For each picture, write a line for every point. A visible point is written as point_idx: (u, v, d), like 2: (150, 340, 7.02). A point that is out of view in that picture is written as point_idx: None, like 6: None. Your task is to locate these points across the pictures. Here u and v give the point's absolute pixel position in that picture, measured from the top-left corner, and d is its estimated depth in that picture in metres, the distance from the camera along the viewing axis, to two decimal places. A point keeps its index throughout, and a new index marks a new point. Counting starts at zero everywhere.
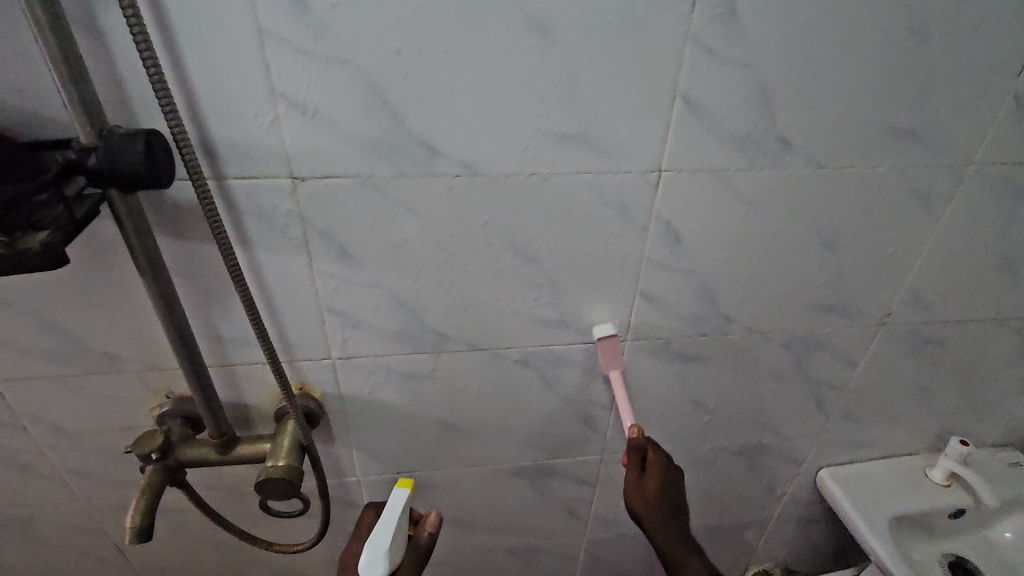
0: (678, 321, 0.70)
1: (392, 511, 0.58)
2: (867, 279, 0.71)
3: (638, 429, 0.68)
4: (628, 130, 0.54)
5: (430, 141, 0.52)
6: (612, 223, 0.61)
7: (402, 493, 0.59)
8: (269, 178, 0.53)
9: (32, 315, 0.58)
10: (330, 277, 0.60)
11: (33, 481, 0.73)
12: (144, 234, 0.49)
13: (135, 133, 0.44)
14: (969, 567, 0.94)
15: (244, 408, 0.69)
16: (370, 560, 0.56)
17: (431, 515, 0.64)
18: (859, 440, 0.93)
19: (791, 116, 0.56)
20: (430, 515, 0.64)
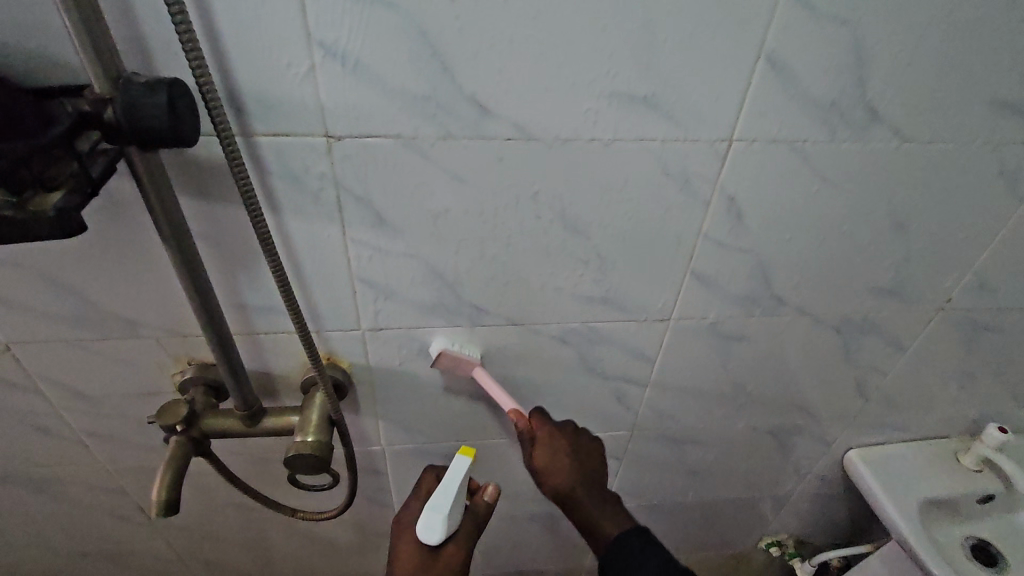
0: (727, 301, 0.66)
1: (453, 476, 0.58)
2: (932, 264, 0.66)
3: (514, 412, 0.64)
4: (703, 94, 0.49)
5: (482, 100, 0.47)
6: (672, 196, 0.55)
7: (464, 461, 0.59)
8: (301, 136, 0.47)
9: (45, 276, 0.54)
10: (364, 246, 0.56)
11: (51, 441, 0.71)
12: (166, 198, 0.44)
13: (157, 81, 0.38)
14: (991, 550, 0.94)
15: (270, 377, 0.66)
16: (429, 523, 0.57)
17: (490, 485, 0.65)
18: (894, 424, 0.91)
19: (884, 84, 0.50)
20: (488, 486, 0.64)
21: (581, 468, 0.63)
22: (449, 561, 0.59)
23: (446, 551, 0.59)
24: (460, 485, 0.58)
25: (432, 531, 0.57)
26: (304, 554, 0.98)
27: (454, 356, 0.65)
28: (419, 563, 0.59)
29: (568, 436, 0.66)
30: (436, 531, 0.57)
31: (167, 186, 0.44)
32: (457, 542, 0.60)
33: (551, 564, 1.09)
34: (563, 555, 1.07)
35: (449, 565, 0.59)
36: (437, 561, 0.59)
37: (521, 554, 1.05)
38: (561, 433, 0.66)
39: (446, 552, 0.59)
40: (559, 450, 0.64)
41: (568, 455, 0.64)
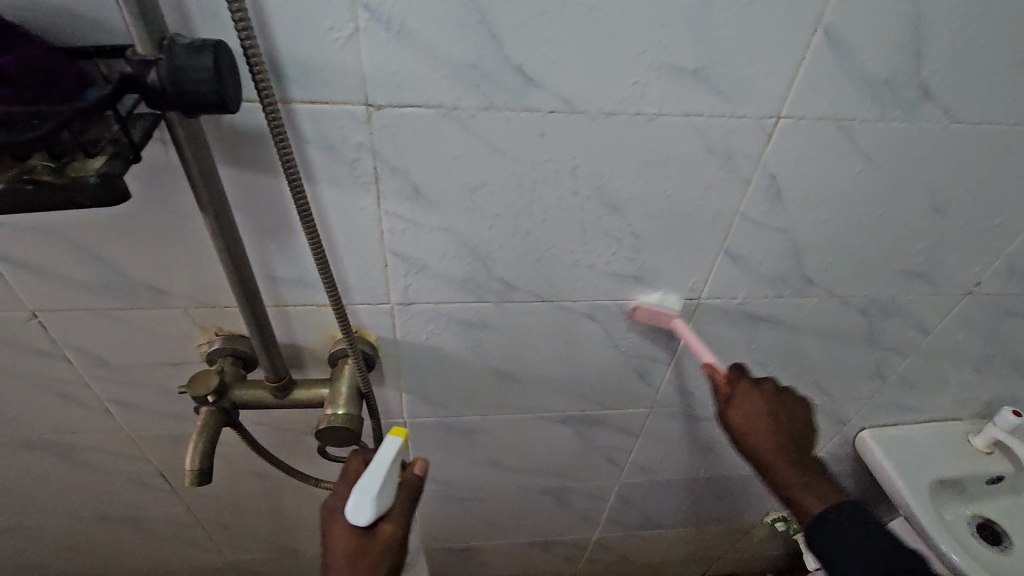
0: (759, 280, 0.66)
1: (385, 455, 0.52)
2: (966, 249, 0.66)
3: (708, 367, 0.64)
4: (755, 69, 0.47)
5: (529, 71, 0.46)
6: (714, 174, 0.54)
7: (397, 439, 0.53)
8: (340, 105, 0.46)
9: (74, 243, 0.53)
10: (397, 219, 0.55)
11: (76, 408, 0.71)
12: (206, 166, 0.43)
13: (201, 44, 0.37)
14: (996, 528, 0.97)
15: (296, 349, 0.66)
16: (358, 505, 0.50)
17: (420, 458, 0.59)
18: (909, 406, 0.91)
19: (941, 61, 0.49)
20: (418, 459, 0.59)
21: (789, 433, 0.62)
22: (386, 545, 0.53)
23: (380, 534, 0.52)
24: (392, 464, 0.52)
25: (361, 514, 0.50)
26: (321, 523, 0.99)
27: (652, 310, 0.66)
28: (352, 551, 0.52)
29: (766, 395, 0.63)
30: (365, 515, 0.50)
31: (207, 154, 0.43)
32: (392, 522, 0.54)
33: (562, 535, 1.11)
34: (573, 526, 1.09)
35: (387, 548, 0.52)
36: (371, 546, 0.52)
37: (533, 525, 1.07)
38: (760, 391, 0.64)
39: (382, 535, 0.53)
40: (761, 413, 0.62)
41: (766, 414, 0.62)
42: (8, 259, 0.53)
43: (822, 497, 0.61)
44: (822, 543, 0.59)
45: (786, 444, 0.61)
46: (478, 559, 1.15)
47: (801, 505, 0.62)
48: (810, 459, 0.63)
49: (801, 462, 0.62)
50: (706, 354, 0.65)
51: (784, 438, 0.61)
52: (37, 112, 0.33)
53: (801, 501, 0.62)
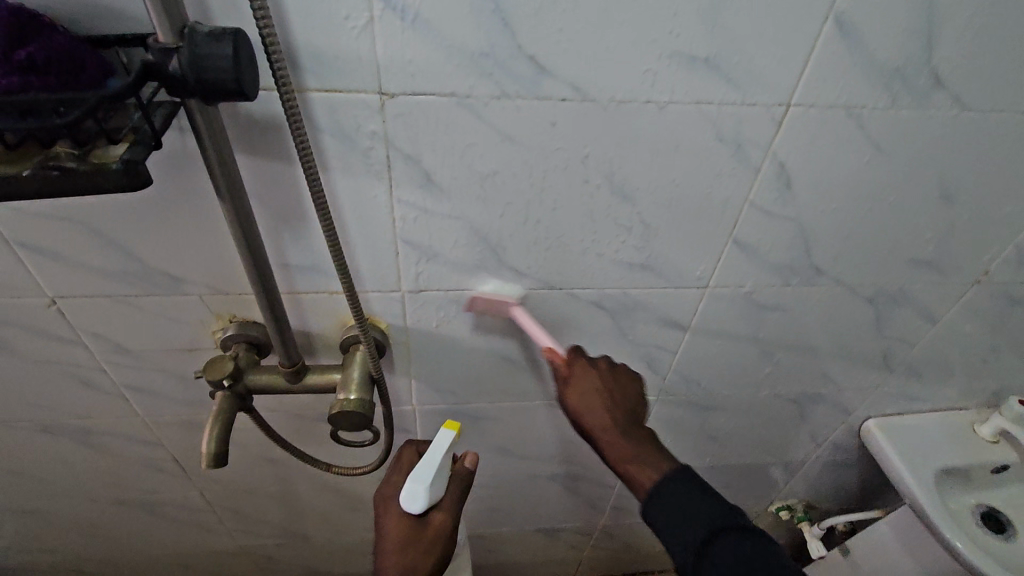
0: (766, 269, 0.66)
1: (438, 448, 0.59)
2: (974, 237, 0.66)
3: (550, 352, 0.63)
4: (766, 56, 0.47)
5: (540, 59, 0.46)
6: (723, 162, 0.55)
7: (448, 434, 0.59)
8: (354, 93, 0.47)
9: (93, 230, 0.54)
10: (409, 207, 0.55)
11: (93, 394, 0.72)
12: (223, 153, 0.44)
13: (221, 32, 0.37)
14: (1000, 517, 0.97)
15: (309, 336, 0.67)
16: (413, 493, 0.57)
17: (470, 453, 0.64)
18: (915, 395, 0.92)
19: (952, 49, 0.49)
20: (468, 453, 0.64)
21: (626, 410, 0.62)
22: (436, 532, 0.59)
23: (432, 521, 0.59)
24: (444, 458, 0.59)
25: (415, 501, 0.57)
26: (331, 508, 1.01)
27: (491, 300, 0.64)
28: (405, 536, 0.58)
29: (599, 371, 0.65)
30: (419, 502, 0.57)
31: (224, 142, 0.44)
32: (443, 511, 0.60)
33: (568, 522, 1.12)
34: (579, 514, 1.10)
35: (437, 534, 0.59)
36: (423, 533, 0.58)
37: (540, 512, 1.08)
38: (593, 368, 0.65)
39: (432, 523, 0.59)
40: (594, 390, 0.63)
41: (598, 387, 0.63)
42: (28, 246, 0.54)
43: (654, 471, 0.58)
44: (660, 509, 0.55)
45: (619, 415, 0.61)
46: (486, 545, 1.17)
47: (635, 481, 0.58)
48: (643, 431, 0.61)
49: (626, 433, 0.60)
50: (547, 340, 0.64)
51: (619, 412, 0.61)
52: (64, 99, 0.33)
53: (635, 474, 0.58)
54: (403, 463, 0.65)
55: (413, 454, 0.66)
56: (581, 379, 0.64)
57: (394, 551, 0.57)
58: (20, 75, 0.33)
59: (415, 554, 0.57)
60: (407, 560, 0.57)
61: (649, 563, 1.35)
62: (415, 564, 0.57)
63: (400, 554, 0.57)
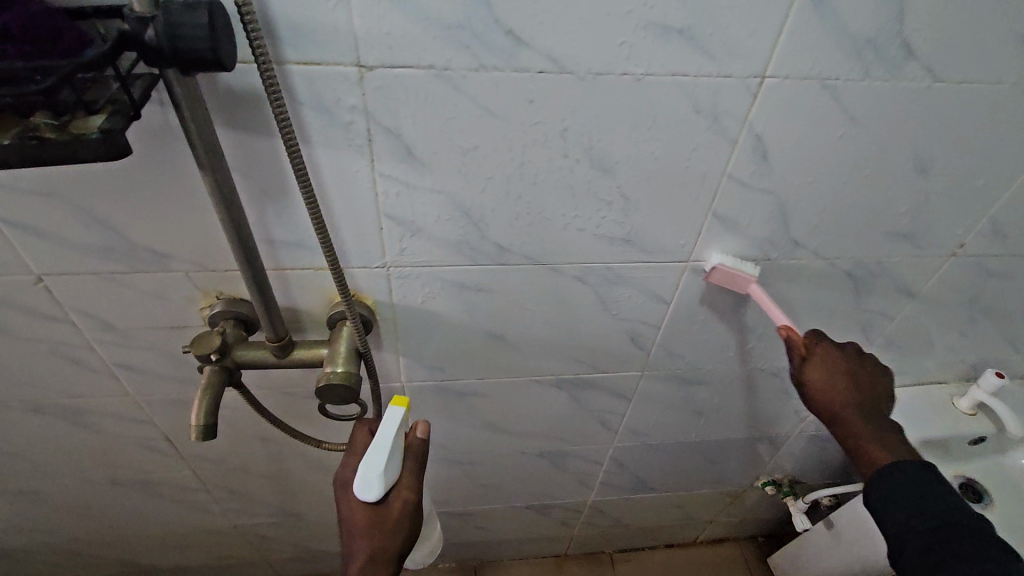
0: (746, 242, 0.67)
1: (387, 428, 0.58)
2: (949, 210, 0.67)
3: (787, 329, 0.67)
4: (740, 28, 0.48)
5: (518, 32, 0.47)
6: (701, 135, 0.56)
7: (397, 412, 0.59)
8: (332, 66, 0.47)
9: (77, 207, 0.55)
10: (392, 181, 0.56)
11: (84, 372, 0.73)
12: (204, 125, 0.44)
13: (197, 2, 0.37)
14: (977, 487, 1.00)
15: (296, 312, 0.68)
16: (367, 481, 0.56)
17: (421, 423, 0.65)
18: (895, 368, 0.94)
19: (923, 21, 0.49)
20: (419, 424, 0.65)
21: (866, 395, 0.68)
22: (398, 512, 0.58)
23: (393, 502, 0.59)
24: (394, 438, 0.58)
25: (369, 490, 0.56)
26: (325, 487, 1.02)
27: (730, 272, 0.67)
28: (366, 522, 0.57)
29: (844, 354, 0.69)
30: (375, 488, 0.56)
31: (205, 114, 0.44)
32: (403, 490, 0.59)
33: (558, 499, 1.15)
34: (569, 490, 1.12)
35: (401, 513, 0.59)
36: (386, 515, 0.58)
37: (530, 489, 1.10)
38: (840, 352, 0.69)
39: (393, 504, 0.59)
40: (835, 370, 0.68)
41: (842, 371, 0.68)
42: (13, 223, 0.55)
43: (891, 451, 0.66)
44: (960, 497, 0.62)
45: (858, 400, 0.67)
46: (478, 523, 1.19)
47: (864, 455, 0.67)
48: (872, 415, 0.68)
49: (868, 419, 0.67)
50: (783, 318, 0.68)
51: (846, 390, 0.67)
52: (39, 67, 0.34)
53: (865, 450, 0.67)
54: (355, 444, 0.64)
55: (365, 433, 0.64)
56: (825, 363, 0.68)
57: (360, 536, 0.58)
58: None
59: (381, 536, 0.58)
60: (376, 541, 0.57)
61: (638, 538, 1.37)
62: (383, 544, 0.58)
63: (367, 538, 0.57)
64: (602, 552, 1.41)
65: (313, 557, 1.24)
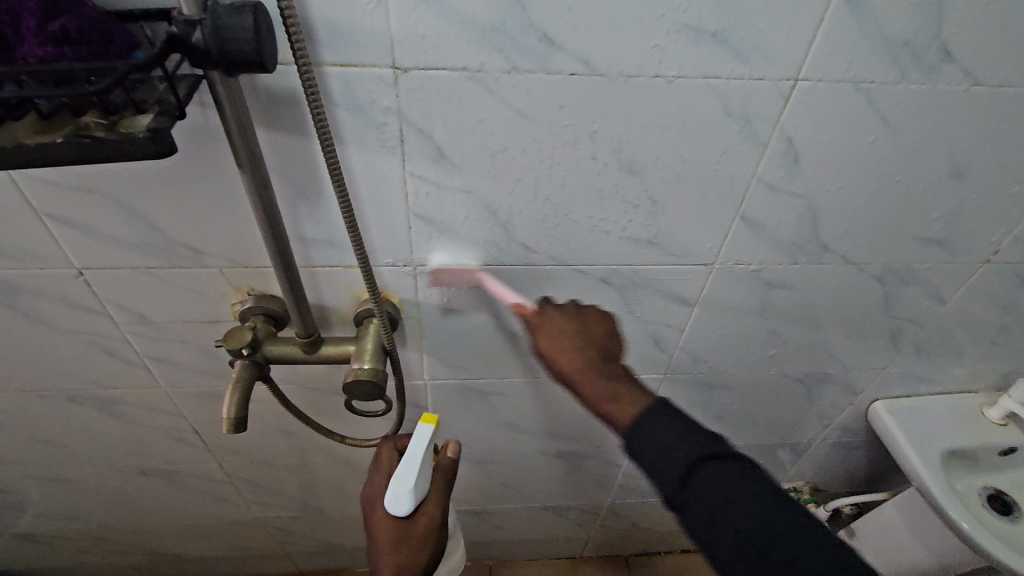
0: (774, 246, 0.66)
1: (418, 444, 0.59)
2: (985, 215, 0.66)
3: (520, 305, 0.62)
4: (773, 31, 0.48)
5: (550, 34, 0.47)
6: (731, 138, 0.55)
7: (427, 429, 0.60)
8: (369, 67, 0.48)
9: (119, 203, 0.56)
10: (422, 181, 0.57)
11: (118, 364, 0.75)
12: (244, 126, 0.45)
13: (242, 5, 0.38)
14: (1006, 500, 0.98)
15: (324, 309, 0.69)
16: (396, 495, 0.57)
17: (452, 442, 0.67)
18: (923, 376, 0.92)
19: (962, 23, 0.49)
20: (449, 444, 0.67)
21: (596, 349, 0.60)
22: (426, 526, 0.59)
23: (421, 516, 0.60)
24: (425, 453, 0.59)
25: (400, 502, 0.57)
26: (346, 482, 1.04)
27: (454, 270, 0.64)
28: (394, 536, 0.59)
29: (562, 315, 0.63)
30: (405, 501, 0.57)
31: (246, 114, 0.45)
32: (430, 504, 0.61)
33: (575, 500, 1.15)
34: (586, 491, 1.12)
35: (428, 527, 0.60)
36: (413, 529, 0.59)
37: (547, 490, 1.10)
38: (556, 313, 0.63)
39: (421, 519, 0.60)
40: (558, 331, 0.61)
41: (569, 334, 0.61)
42: (56, 218, 0.57)
43: (634, 404, 0.56)
44: (646, 439, 0.52)
45: (593, 359, 0.59)
46: (494, 522, 1.20)
47: (614, 420, 0.56)
48: (614, 367, 0.59)
49: (598, 370, 0.58)
50: (514, 297, 0.64)
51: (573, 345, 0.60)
52: (94, 69, 0.35)
53: (614, 416, 0.56)
54: (383, 462, 0.66)
55: (393, 452, 0.67)
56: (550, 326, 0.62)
57: (387, 551, 0.58)
58: (54, 46, 0.36)
59: (407, 551, 0.59)
60: (402, 556, 0.58)
61: (655, 542, 1.37)
62: (410, 559, 0.58)
63: (393, 553, 0.58)
64: (617, 555, 1.41)
65: (332, 551, 1.26)
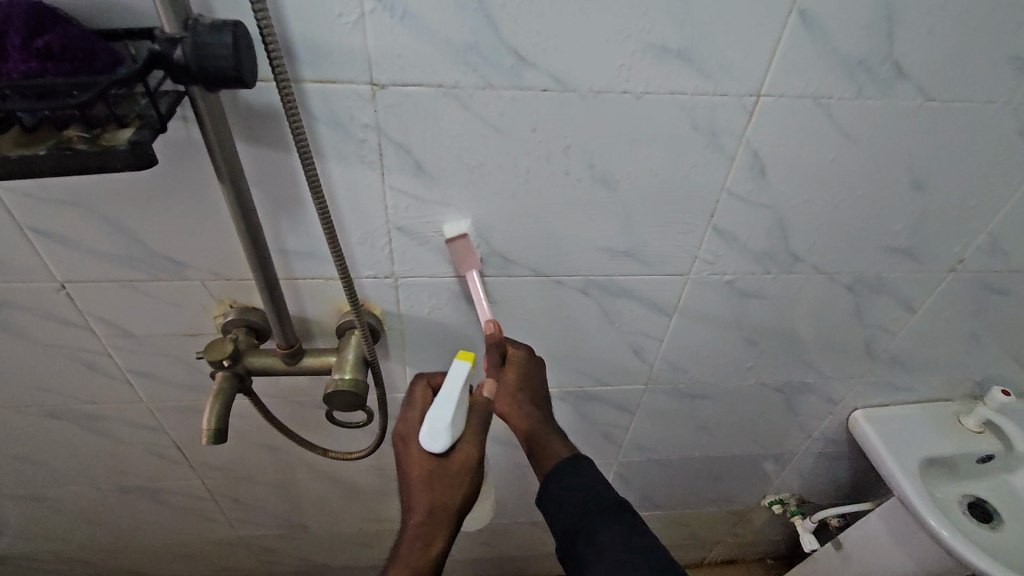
0: (746, 256, 0.68)
1: (454, 381, 0.56)
2: (946, 226, 0.68)
3: (494, 324, 0.60)
4: (734, 49, 0.50)
5: (521, 53, 0.49)
6: (698, 151, 0.57)
7: (463, 364, 0.57)
8: (347, 84, 0.50)
9: (102, 218, 0.57)
10: (401, 194, 0.58)
11: (98, 378, 0.75)
12: (225, 139, 0.47)
13: (222, 24, 0.40)
14: (986, 507, 0.99)
15: (307, 321, 0.70)
16: (432, 431, 0.54)
17: (488, 382, 0.61)
18: (900, 385, 0.94)
19: (910, 43, 0.51)
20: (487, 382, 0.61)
21: (538, 400, 0.63)
22: (463, 463, 0.55)
23: (457, 453, 0.55)
24: (459, 388, 0.55)
25: (435, 439, 0.54)
26: (330, 498, 1.03)
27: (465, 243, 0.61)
28: (428, 474, 0.55)
29: (525, 366, 0.64)
30: (441, 438, 0.54)
31: (226, 130, 0.47)
32: (468, 442, 0.56)
33: None
34: None
35: (464, 466, 0.55)
36: (449, 467, 0.55)
37: (534, 505, 1.10)
38: (521, 365, 0.64)
39: (457, 457, 0.55)
40: (511, 382, 0.62)
41: (520, 387, 0.62)
42: (39, 232, 0.58)
43: (557, 454, 0.59)
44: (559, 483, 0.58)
45: (532, 401, 0.62)
46: (482, 538, 1.19)
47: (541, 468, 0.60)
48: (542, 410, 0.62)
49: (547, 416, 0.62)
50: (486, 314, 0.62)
51: (524, 397, 0.62)
52: (75, 83, 0.37)
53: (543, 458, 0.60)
54: (416, 398, 0.60)
55: (426, 388, 0.61)
56: (514, 375, 0.63)
57: (421, 488, 0.55)
58: (37, 62, 0.37)
59: (442, 489, 0.55)
60: (436, 495, 0.54)
61: None
62: (445, 497, 0.54)
63: (428, 490, 0.55)
64: None
65: (316, 571, 1.25)
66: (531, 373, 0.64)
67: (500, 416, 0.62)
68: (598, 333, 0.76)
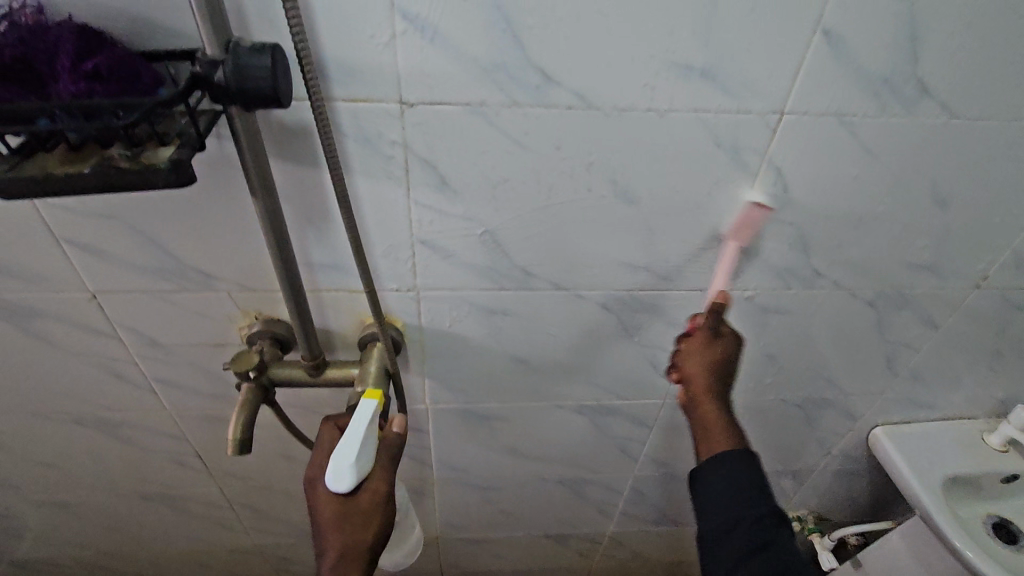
0: (767, 272, 0.68)
1: (359, 421, 0.55)
2: (970, 243, 0.68)
3: (723, 296, 0.65)
4: (758, 68, 0.51)
5: (548, 72, 0.50)
6: (721, 168, 0.58)
7: (369, 404, 0.56)
8: (376, 102, 0.51)
9: (136, 230, 0.59)
10: (426, 209, 0.59)
11: (123, 387, 0.76)
12: (259, 156, 0.48)
13: (261, 47, 0.41)
14: (1011, 528, 0.97)
15: (329, 333, 0.70)
16: (336, 472, 0.53)
17: (397, 418, 0.62)
18: (922, 402, 0.93)
19: (934, 62, 0.52)
20: (396, 418, 0.61)
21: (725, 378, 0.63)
22: (371, 501, 0.56)
23: (364, 493, 0.56)
24: (365, 427, 0.55)
25: (341, 479, 0.53)
26: None
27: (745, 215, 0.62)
28: (337, 515, 0.55)
29: (714, 341, 0.64)
30: (345, 479, 0.53)
31: (260, 148, 0.48)
32: (376, 479, 0.57)
33: (576, 528, 1.14)
34: (587, 519, 1.11)
35: (372, 504, 0.56)
36: (358, 505, 0.55)
37: (549, 517, 1.10)
38: (711, 338, 0.65)
39: (364, 496, 0.56)
40: (706, 354, 0.63)
41: (712, 360, 0.63)
42: (73, 243, 0.59)
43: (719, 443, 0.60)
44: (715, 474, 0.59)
45: (712, 380, 0.62)
46: (495, 551, 1.19)
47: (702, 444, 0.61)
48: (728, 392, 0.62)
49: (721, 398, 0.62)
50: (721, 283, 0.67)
51: (711, 373, 0.62)
52: (122, 104, 0.38)
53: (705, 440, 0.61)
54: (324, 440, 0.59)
55: (334, 430, 0.60)
56: (716, 349, 0.64)
57: (331, 531, 0.55)
58: (85, 84, 0.39)
59: (352, 529, 0.55)
60: (347, 537, 0.55)
61: (659, 574, 1.34)
62: (355, 538, 0.55)
63: (339, 532, 0.55)
64: None
65: None
66: (733, 358, 0.64)
67: (682, 377, 0.65)
68: (617, 347, 0.76)
